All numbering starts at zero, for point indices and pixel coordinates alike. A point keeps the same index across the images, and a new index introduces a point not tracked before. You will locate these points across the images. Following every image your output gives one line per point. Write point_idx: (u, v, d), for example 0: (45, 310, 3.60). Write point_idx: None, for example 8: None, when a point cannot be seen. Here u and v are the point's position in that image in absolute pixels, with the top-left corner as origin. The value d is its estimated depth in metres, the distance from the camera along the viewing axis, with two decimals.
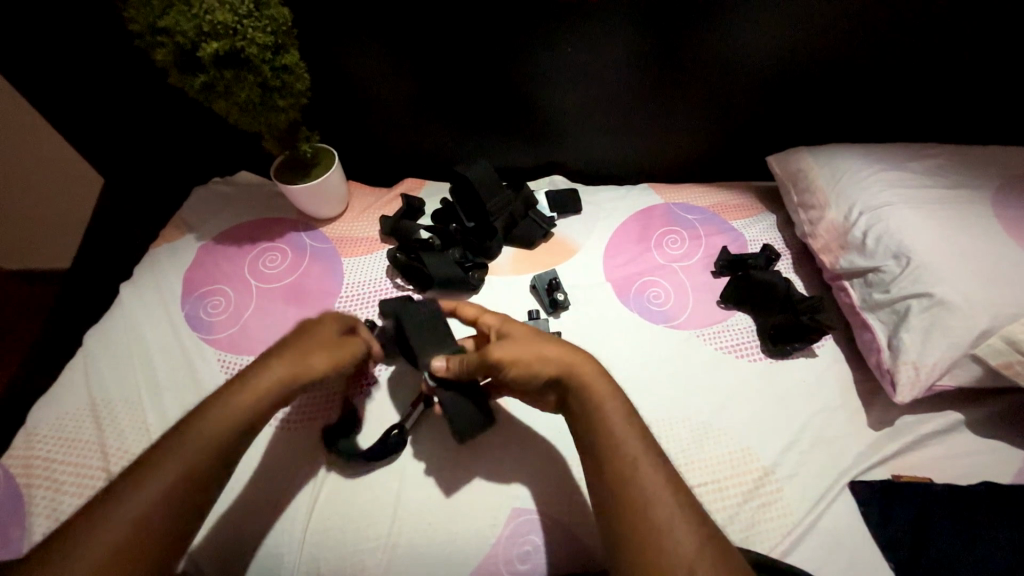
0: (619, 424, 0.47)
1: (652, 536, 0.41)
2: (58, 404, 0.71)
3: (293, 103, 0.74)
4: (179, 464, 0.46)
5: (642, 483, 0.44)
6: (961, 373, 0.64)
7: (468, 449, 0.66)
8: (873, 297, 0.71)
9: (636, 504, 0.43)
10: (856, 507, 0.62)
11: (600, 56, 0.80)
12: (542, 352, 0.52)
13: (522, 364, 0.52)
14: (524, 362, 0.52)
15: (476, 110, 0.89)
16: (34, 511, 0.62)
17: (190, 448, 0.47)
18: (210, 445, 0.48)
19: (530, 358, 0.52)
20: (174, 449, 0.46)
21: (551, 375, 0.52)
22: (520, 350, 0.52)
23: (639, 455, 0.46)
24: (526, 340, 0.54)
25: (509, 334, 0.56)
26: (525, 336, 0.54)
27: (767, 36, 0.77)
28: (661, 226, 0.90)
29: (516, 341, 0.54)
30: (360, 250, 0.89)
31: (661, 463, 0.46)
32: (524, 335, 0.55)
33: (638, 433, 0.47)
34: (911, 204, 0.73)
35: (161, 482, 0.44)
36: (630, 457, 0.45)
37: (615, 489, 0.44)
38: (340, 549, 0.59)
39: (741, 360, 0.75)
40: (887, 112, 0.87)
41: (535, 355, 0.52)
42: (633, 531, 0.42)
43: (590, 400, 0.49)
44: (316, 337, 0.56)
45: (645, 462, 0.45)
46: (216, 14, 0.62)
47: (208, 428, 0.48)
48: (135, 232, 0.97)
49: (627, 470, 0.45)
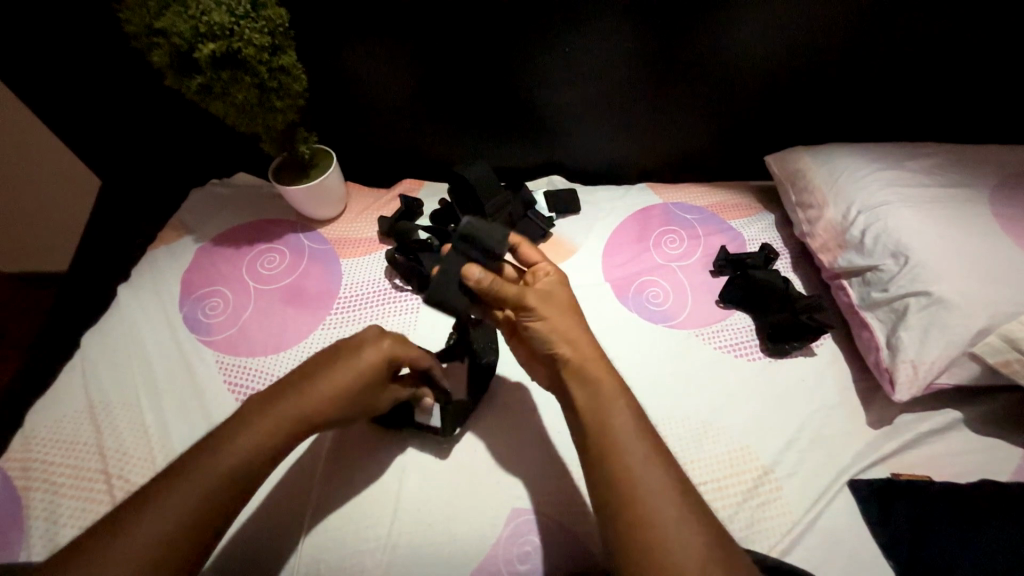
0: (622, 425, 0.47)
1: (656, 540, 0.41)
2: (56, 406, 0.71)
3: (291, 104, 0.74)
4: (202, 481, 0.46)
5: (647, 487, 0.43)
6: (959, 371, 0.64)
7: (470, 450, 0.66)
8: (871, 295, 0.71)
9: (640, 508, 0.43)
10: (856, 505, 0.62)
11: (598, 57, 0.80)
12: (570, 329, 0.52)
13: (548, 324, 0.52)
14: (554, 328, 0.52)
15: (475, 111, 0.89)
16: (31, 514, 0.61)
17: (216, 462, 0.47)
18: (235, 465, 0.48)
19: (559, 324, 0.52)
20: (198, 467, 0.47)
21: (569, 344, 0.52)
22: (553, 316, 0.52)
23: (645, 458, 0.45)
24: (561, 308, 0.54)
25: (551, 292, 0.54)
26: (564, 304, 0.54)
27: (762, 37, 0.77)
28: (660, 226, 0.91)
29: (554, 305, 0.53)
30: (358, 250, 0.89)
31: (665, 467, 0.45)
32: (563, 302, 0.54)
33: (641, 432, 0.47)
34: (909, 202, 0.73)
35: (184, 495, 0.45)
36: (634, 460, 0.45)
37: (620, 493, 0.44)
38: (341, 551, 0.59)
39: (741, 359, 0.75)
40: (885, 111, 0.87)
41: (561, 332, 0.52)
42: (637, 535, 0.42)
43: (593, 396, 0.49)
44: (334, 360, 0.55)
45: (649, 465, 0.45)
46: (213, 14, 0.62)
47: (235, 446, 0.49)
48: (133, 234, 0.97)
49: (632, 473, 0.44)
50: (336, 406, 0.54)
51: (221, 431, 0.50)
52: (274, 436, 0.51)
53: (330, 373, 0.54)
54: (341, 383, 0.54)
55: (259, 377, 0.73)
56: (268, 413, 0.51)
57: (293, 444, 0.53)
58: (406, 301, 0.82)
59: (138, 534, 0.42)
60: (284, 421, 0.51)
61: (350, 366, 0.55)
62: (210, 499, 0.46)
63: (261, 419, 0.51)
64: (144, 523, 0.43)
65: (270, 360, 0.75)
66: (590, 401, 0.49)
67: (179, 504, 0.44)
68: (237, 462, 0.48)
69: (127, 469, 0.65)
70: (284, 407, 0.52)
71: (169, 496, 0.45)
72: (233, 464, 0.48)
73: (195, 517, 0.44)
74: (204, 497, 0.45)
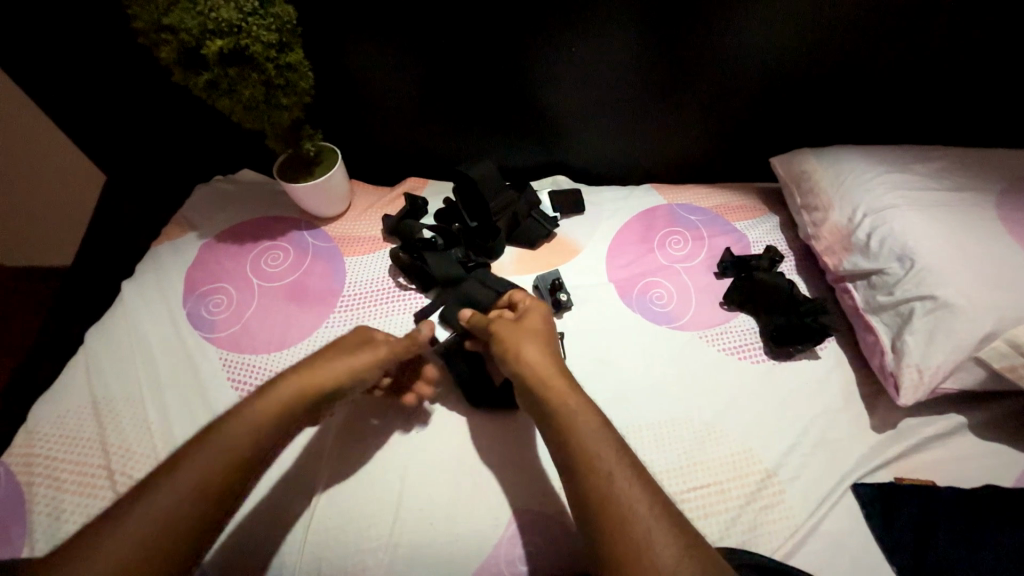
0: (592, 438, 0.47)
1: (643, 548, 0.40)
2: (59, 401, 0.71)
3: (297, 101, 0.74)
4: (195, 484, 0.45)
5: (622, 495, 0.43)
6: (964, 376, 0.64)
7: (490, 448, 0.66)
8: (877, 299, 0.71)
9: (627, 530, 0.41)
10: (860, 510, 0.62)
11: (605, 57, 0.79)
12: (522, 347, 0.56)
13: (511, 346, 0.57)
14: (509, 345, 0.57)
15: (481, 110, 0.89)
16: (35, 509, 0.61)
17: (212, 464, 0.47)
18: (223, 467, 0.47)
19: (525, 348, 0.56)
20: (190, 469, 0.46)
21: (535, 369, 0.54)
22: (511, 334, 0.58)
23: (631, 479, 0.44)
24: (524, 329, 0.59)
25: (523, 321, 0.60)
26: (534, 330, 0.59)
27: (770, 40, 0.77)
28: (664, 226, 0.90)
29: (518, 329, 0.59)
30: (362, 248, 0.89)
31: (638, 479, 0.44)
32: (535, 329, 0.59)
33: (614, 446, 0.46)
34: (916, 206, 0.73)
35: (177, 496, 0.44)
36: (613, 473, 0.44)
37: (607, 509, 0.43)
38: (343, 549, 0.59)
39: (745, 361, 0.75)
40: (891, 113, 0.87)
41: (515, 344, 0.57)
42: (614, 545, 0.41)
43: (560, 406, 0.50)
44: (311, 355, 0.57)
45: (620, 478, 0.44)
46: (221, 11, 0.62)
47: (228, 445, 0.48)
48: (138, 231, 0.97)
49: (612, 484, 0.44)
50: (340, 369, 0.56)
51: (217, 422, 0.50)
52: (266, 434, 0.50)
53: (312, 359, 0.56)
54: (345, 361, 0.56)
55: (262, 374, 0.73)
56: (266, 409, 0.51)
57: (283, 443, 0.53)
58: (410, 300, 0.82)
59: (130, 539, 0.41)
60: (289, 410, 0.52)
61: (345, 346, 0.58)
62: (206, 501, 0.45)
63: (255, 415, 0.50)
64: (139, 524, 0.42)
65: (273, 358, 0.75)
66: (556, 419, 0.50)
67: (170, 507, 0.44)
68: (231, 462, 0.47)
69: (131, 466, 0.65)
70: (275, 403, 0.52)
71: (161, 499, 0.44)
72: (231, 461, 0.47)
73: (189, 516, 0.44)
74: (201, 491, 0.45)
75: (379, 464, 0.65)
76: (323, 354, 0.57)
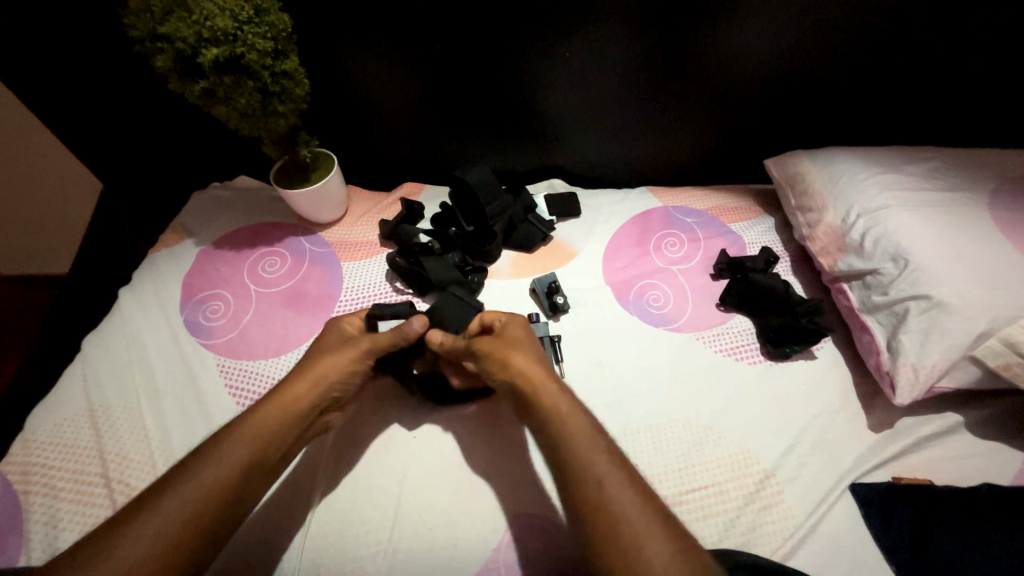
0: (586, 443, 0.47)
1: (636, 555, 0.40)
2: (57, 409, 0.70)
3: (292, 108, 0.75)
4: (200, 491, 0.46)
5: (615, 504, 0.43)
6: (960, 374, 0.64)
7: (491, 453, 0.66)
8: (872, 298, 0.71)
9: (623, 535, 0.41)
10: (858, 509, 0.62)
11: (598, 61, 0.80)
12: (510, 357, 0.56)
13: (499, 357, 0.57)
14: (497, 357, 0.57)
15: (477, 115, 0.90)
16: (32, 519, 0.61)
17: (216, 472, 0.48)
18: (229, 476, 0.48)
19: (513, 357, 0.56)
20: (198, 476, 0.47)
21: (528, 376, 0.54)
22: (495, 347, 0.58)
23: (625, 488, 0.44)
24: (508, 341, 0.59)
25: (505, 334, 0.61)
26: (518, 341, 0.60)
27: (761, 44, 0.78)
28: (660, 229, 0.91)
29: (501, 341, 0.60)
30: (359, 254, 0.89)
31: (626, 486, 0.44)
32: (517, 339, 0.60)
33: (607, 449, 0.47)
34: (908, 207, 0.73)
35: (184, 503, 0.45)
36: (607, 478, 0.44)
37: (601, 513, 0.43)
38: (342, 554, 0.59)
39: (742, 362, 0.75)
40: (884, 115, 0.88)
41: (504, 354, 0.57)
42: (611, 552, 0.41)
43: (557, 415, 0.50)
44: (311, 359, 0.61)
45: (616, 482, 0.44)
46: (216, 20, 0.62)
47: (231, 454, 0.50)
48: (136, 239, 0.97)
49: (606, 488, 0.44)
50: (339, 368, 0.60)
51: (221, 433, 0.51)
52: (266, 444, 0.52)
53: (310, 365, 0.60)
54: (334, 365, 0.60)
55: (262, 380, 0.74)
56: (265, 420, 0.53)
57: (281, 455, 0.54)
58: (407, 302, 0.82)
59: (135, 543, 0.42)
60: (291, 414, 0.55)
61: (330, 352, 0.61)
62: (210, 511, 0.46)
63: (257, 427, 0.52)
64: (144, 530, 0.43)
65: (271, 364, 0.75)
66: (551, 424, 0.50)
67: (174, 515, 0.44)
68: (235, 472, 0.49)
69: (128, 474, 0.65)
70: (273, 414, 0.54)
71: (168, 504, 0.45)
72: (234, 468, 0.49)
73: (192, 521, 0.45)
74: (207, 499, 0.46)
75: (377, 470, 0.65)
76: (318, 357, 0.61)
